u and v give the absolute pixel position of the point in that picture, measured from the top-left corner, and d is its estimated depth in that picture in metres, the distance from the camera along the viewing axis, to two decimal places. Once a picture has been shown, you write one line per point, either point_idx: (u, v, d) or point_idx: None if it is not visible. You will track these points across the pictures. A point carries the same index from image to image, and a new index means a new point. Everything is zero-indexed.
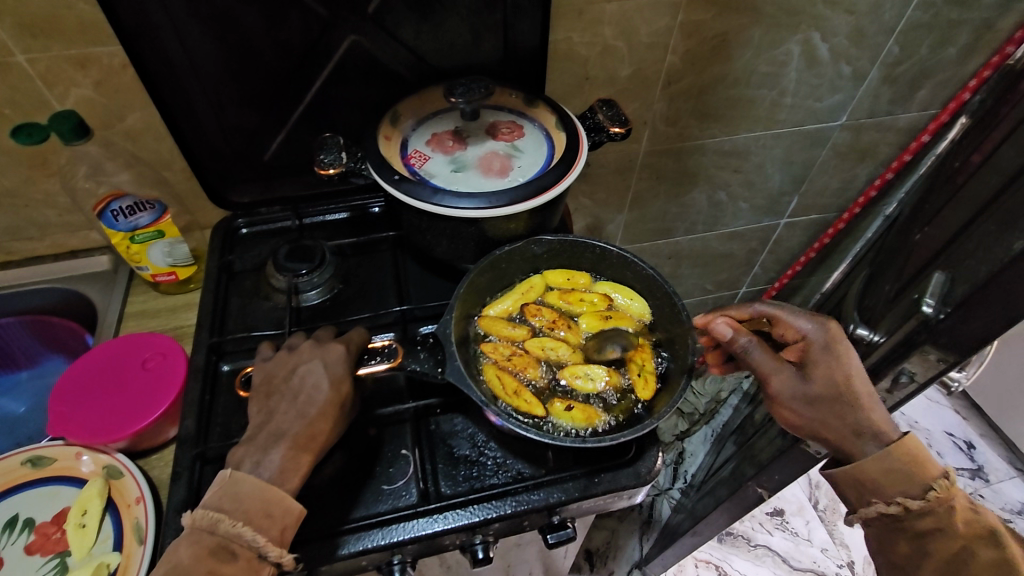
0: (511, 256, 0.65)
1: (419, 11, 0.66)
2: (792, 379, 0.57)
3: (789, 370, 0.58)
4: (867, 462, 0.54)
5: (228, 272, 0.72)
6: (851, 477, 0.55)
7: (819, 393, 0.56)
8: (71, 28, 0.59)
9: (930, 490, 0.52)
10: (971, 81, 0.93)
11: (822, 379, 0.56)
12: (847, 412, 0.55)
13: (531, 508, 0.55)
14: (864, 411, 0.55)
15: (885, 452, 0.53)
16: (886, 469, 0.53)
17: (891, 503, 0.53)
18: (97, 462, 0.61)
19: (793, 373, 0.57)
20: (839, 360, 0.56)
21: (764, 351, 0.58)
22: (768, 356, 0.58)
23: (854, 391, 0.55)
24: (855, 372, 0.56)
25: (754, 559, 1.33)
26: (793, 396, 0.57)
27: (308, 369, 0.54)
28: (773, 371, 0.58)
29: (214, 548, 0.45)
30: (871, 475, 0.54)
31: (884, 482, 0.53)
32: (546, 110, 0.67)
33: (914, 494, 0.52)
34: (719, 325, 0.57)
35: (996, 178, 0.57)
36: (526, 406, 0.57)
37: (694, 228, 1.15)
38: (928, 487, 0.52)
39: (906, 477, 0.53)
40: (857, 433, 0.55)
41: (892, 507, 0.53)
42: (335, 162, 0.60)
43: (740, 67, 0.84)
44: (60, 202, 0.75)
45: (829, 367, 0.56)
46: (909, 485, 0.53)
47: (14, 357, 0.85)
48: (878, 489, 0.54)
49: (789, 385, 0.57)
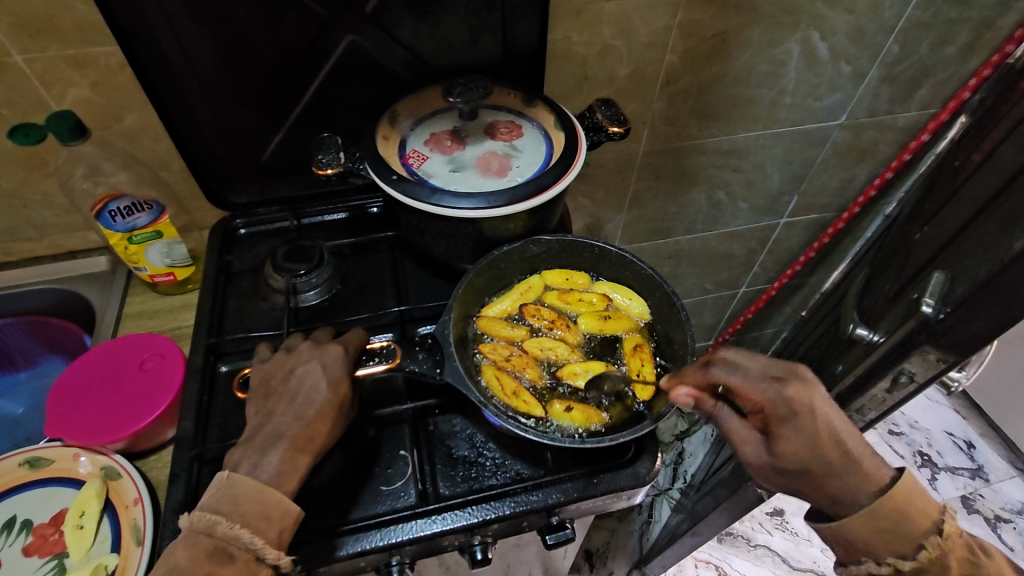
0: (510, 256, 0.65)
1: (418, 10, 0.66)
2: (761, 448, 0.54)
3: (756, 439, 0.54)
4: (855, 523, 0.51)
5: (226, 272, 0.72)
6: (840, 536, 0.53)
7: (788, 466, 0.52)
8: (68, 27, 0.59)
9: (923, 549, 0.51)
10: (971, 80, 0.93)
11: (789, 453, 0.52)
12: (822, 482, 0.52)
13: (530, 508, 0.55)
14: (841, 479, 0.52)
15: (873, 512, 0.51)
16: (877, 528, 0.51)
17: (883, 563, 0.52)
18: (95, 463, 0.61)
19: (762, 442, 0.54)
20: (806, 434, 0.51)
21: (729, 420, 0.54)
22: (733, 426, 0.54)
23: (826, 464, 0.51)
24: (825, 443, 0.51)
25: (754, 559, 1.33)
26: (764, 464, 0.54)
27: (307, 370, 0.54)
28: (740, 441, 0.55)
29: (211, 550, 0.45)
30: (861, 536, 0.52)
31: (875, 543, 0.52)
32: (544, 110, 0.67)
33: (906, 554, 0.51)
34: (681, 395, 0.53)
35: (997, 177, 0.56)
36: (525, 406, 0.57)
37: (694, 228, 1.15)
38: (920, 545, 0.51)
39: (898, 536, 0.51)
40: (836, 499, 0.52)
41: (885, 568, 0.52)
42: (333, 162, 0.60)
43: (739, 66, 0.84)
44: (58, 202, 0.74)
45: (795, 441, 0.51)
46: (901, 544, 0.51)
47: (14, 358, 0.85)
48: (869, 549, 0.52)
49: (759, 454, 0.54)
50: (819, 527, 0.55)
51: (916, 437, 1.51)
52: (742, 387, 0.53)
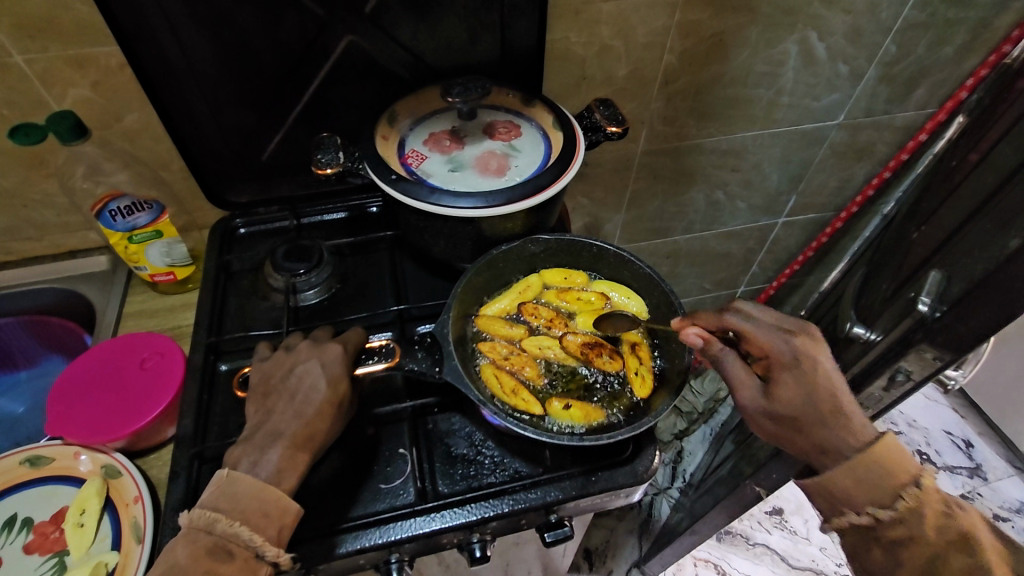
0: (508, 255, 0.65)
1: (417, 11, 0.66)
2: (758, 394, 0.56)
3: (757, 385, 0.56)
4: (838, 474, 0.53)
5: (226, 271, 0.72)
6: (825, 488, 0.55)
7: (782, 411, 0.55)
8: (69, 28, 0.59)
9: (900, 499, 0.51)
10: (969, 80, 0.93)
11: (786, 397, 0.54)
12: (812, 431, 0.54)
13: (528, 506, 0.55)
14: (831, 430, 0.54)
15: (855, 465, 0.52)
16: (857, 479, 0.53)
17: (863, 513, 0.53)
18: (95, 462, 0.61)
19: (760, 387, 0.56)
20: (804, 378, 0.54)
21: (735, 365, 0.56)
22: (738, 371, 0.56)
23: (818, 411, 0.54)
24: (818, 391, 0.54)
25: (753, 558, 1.33)
26: (758, 412, 0.56)
27: (306, 369, 0.55)
28: (741, 383, 0.56)
29: (211, 548, 0.46)
30: (840, 485, 0.54)
31: (855, 492, 0.53)
32: (543, 110, 0.67)
33: (884, 504, 0.52)
34: (690, 334, 0.56)
35: (993, 176, 0.57)
36: (524, 405, 0.58)
37: (692, 228, 1.16)
38: (897, 496, 0.52)
39: (875, 487, 0.52)
40: (821, 449, 0.55)
41: (864, 517, 0.53)
42: (333, 162, 0.60)
43: (737, 67, 0.84)
44: (59, 202, 0.75)
45: (794, 385, 0.54)
46: (879, 494, 0.52)
47: (14, 358, 0.85)
48: (848, 499, 0.54)
49: (756, 401, 0.56)
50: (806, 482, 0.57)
51: (915, 436, 1.51)
52: (754, 334, 0.56)
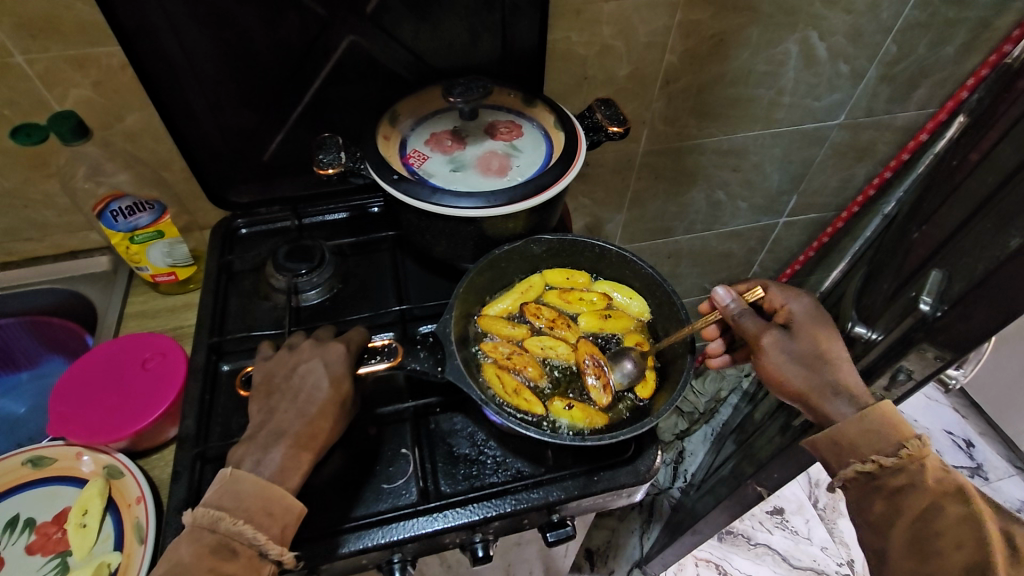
0: (510, 256, 0.65)
1: (419, 11, 0.66)
2: (780, 339, 0.59)
3: (780, 332, 0.60)
4: (846, 423, 0.55)
5: (227, 271, 0.72)
6: (832, 440, 0.56)
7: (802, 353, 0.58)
8: (71, 28, 0.59)
9: (904, 448, 0.53)
10: (969, 80, 0.93)
11: (806, 339, 0.59)
12: (829, 374, 0.57)
13: (531, 506, 0.55)
14: (844, 375, 0.57)
15: (862, 414, 0.54)
16: (863, 429, 0.54)
17: (867, 462, 0.54)
18: (97, 462, 0.61)
19: (783, 334, 0.60)
20: (820, 323, 0.60)
21: (754, 317, 0.61)
22: (759, 321, 0.61)
23: (832, 353, 0.59)
24: (832, 336, 0.60)
25: (754, 558, 1.33)
26: (782, 355, 0.59)
27: (309, 368, 0.55)
28: (766, 331, 0.60)
29: (215, 546, 0.46)
30: (848, 432, 0.55)
31: (860, 441, 0.54)
32: (544, 110, 0.67)
33: (888, 452, 0.53)
34: (719, 290, 0.62)
35: (994, 174, 0.57)
36: (526, 405, 0.58)
37: (693, 228, 1.16)
38: (901, 445, 0.53)
39: (881, 436, 0.54)
40: (835, 392, 0.57)
41: (868, 465, 0.54)
42: (334, 161, 0.60)
43: (738, 67, 0.84)
44: (59, 202, 0.75)
45: (813, 329, 0.60)
46: (883, 443, 0.53)
47: (15, 358, 0.85)
48: (854, 448, 0.55)
49: (782, 345, 0.59)
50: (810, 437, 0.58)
51: None
52: (775, 291, 0.64)
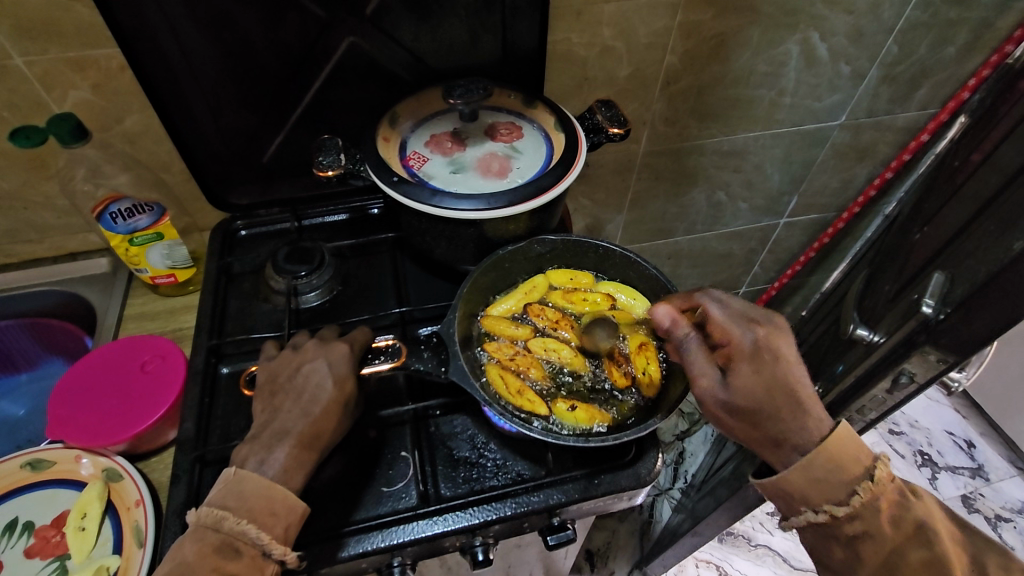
0: (514, 256, 0.65)
1: (419, 12, 0.66)
2: (716, 384, 0.55)
3: (715, 375, 0.55)
4: (792, 474, 0.54)
5: (227, 273, 0.72)
6: (780, 488, 0.55)
7: (738, 403, 0.54)
8: (70, 30, 0.59)
9: (856, 494, 0.53)
10: (971, 80, 0.93)
11: (742, 385, 0.54)
12: (767, 425, 0.54)
13: (531, 509, 0.55)
14: (790, 426, 0.54)
15: (808, 463, 0.53)
16: (812, 480, 0.54)
17: (820, 512, 0.54)
18: (96, 465, 0.61)
19: (717, 377, 0.55)
20: (759, 364, 0.55)
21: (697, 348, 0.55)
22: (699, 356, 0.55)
23: (773, 401, 0.54)
24: (775, 377, 0.54)
25: (754, 559, 1.33)
26: (714, 402, 0.55)
27: (313, 368, 0.54)
28: (699, 374, 0.55)
29: (218, 545, 0.45)
30: (800, 488, 0.54)
31: (811, 492, 0.54)
32: (545, 111, 0.67)
33: (840, 501, 0.53)
34: (658, 311, 0.57)
35: (996, 177, 0.56)
36: (528, 405, 0.57)
37: (694, 228, 1.15)
38: (853, 491, 0.53)
39: (840, 477, 0.53)
40: (776, 444, 0.55)
41: (821, 515, 0.54)
42: (334, 163, 0.61)
43: (740, 67, 0.84)
44: (59, 204, 0.75)
45: (749, 374, 0.55)
46: (835, 491, 0.53)
47: (14, 360, 0.85)
48: (807, 499, 0.54)
49: (713, 392, 0.55)
50: (761, 481, 0.57)
51: (916, 437, 1.51)
52: (718, 320, 0.57)
